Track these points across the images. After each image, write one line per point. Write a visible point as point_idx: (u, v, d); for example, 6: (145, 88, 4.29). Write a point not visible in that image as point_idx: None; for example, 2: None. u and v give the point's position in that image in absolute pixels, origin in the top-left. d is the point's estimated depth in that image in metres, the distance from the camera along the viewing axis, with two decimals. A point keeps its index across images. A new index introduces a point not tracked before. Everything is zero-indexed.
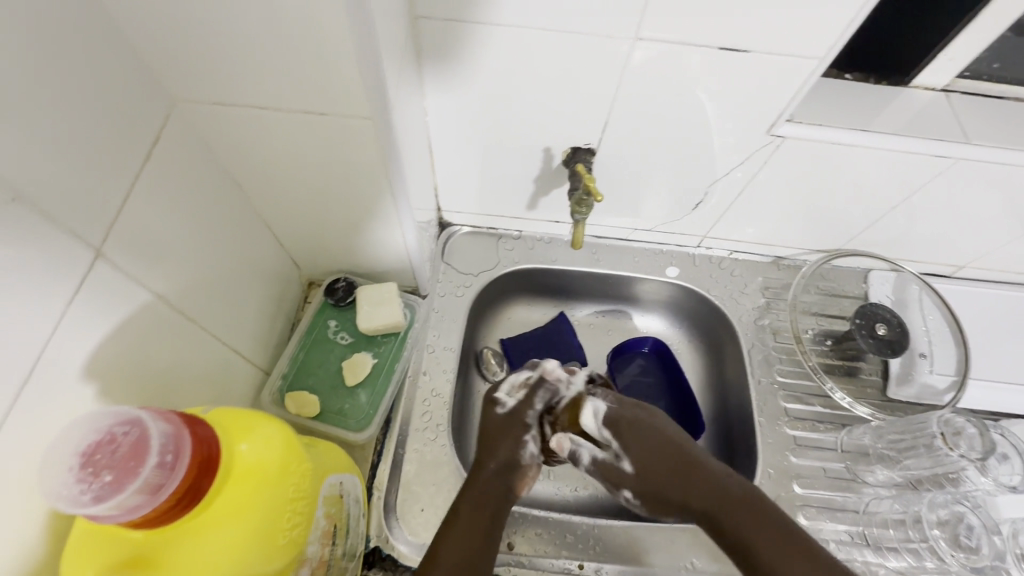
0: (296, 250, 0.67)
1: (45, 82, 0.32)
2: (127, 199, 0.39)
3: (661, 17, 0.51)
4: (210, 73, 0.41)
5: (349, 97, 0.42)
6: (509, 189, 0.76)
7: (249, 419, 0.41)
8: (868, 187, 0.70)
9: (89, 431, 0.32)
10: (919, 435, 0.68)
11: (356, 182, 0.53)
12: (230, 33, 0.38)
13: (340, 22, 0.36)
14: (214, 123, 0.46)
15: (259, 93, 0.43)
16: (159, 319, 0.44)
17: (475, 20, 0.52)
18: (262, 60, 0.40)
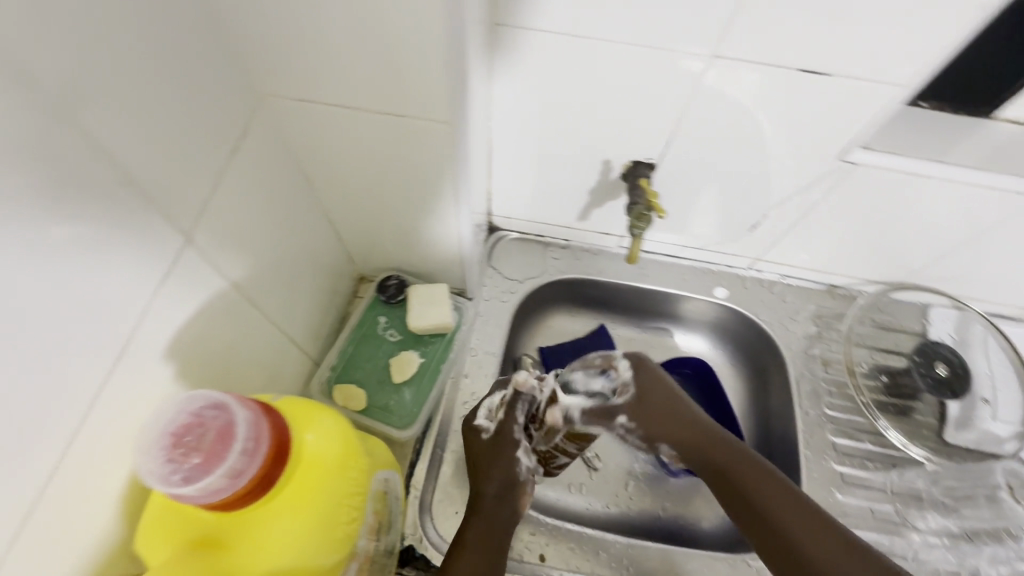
0: (352, 244, 0.68)
1: (156, 75, 0.34)
2: (214, 191, 0.41)
3: (744, 37, 0.50)
4: (300, 71, 0.42)
5: (430, 103, 0.43)
6: (563, 198, 0.76)
7: (311, 411, 0.43)
8: (939, 221, 0.68)
9: (180, 412, 0.35)
10: (980, 487, 0.70)
11: (423, 184, 0.54)
12: (327, 37, 0.39)
13: (435, 31, 0.37)
14: (296, 120, 0.48)
15: (344, 95, 0.44)
16: (230, 305, 0.46)
17: (552, 29, 0.53)
18: (352, 63, 0.41)
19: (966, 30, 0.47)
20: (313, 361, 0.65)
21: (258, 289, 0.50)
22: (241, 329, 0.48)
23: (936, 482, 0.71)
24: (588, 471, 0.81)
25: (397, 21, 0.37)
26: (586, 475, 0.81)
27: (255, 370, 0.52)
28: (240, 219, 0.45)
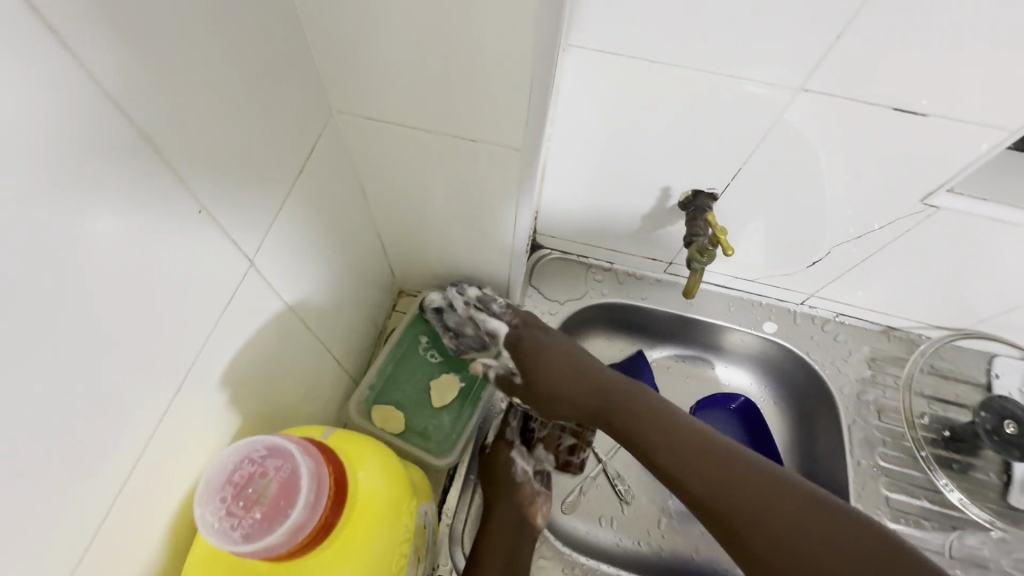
0: (396, 258, 0.67)
1: (232, 97, 0.33)
2: (277, 215, 0.40)
3: (834, 70, 0.47)
4: (370, 90, 0.41)
5: (504, 130, 0.41)
6: (613, 221, 0.73)
7: (360, 450, 0.47)
8: (1019, 272, 0.63)
9: (250, 465, 0.39)
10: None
11: (481, 207, 0.52)
12: (406, 59, 0.37)
13: (520, 61, 0.35)
14: (361, 137, 0.46)
15: (414, 118, 0.42)
16: (278, 325, 0.44)
17: (628, 53, 0.50)
18: (422, 85, 0.39)
19: None
20: (351, 377, 0.64)
21: (306, 307, 0.49)
22: (284, 349, 0.47)
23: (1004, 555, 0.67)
24: (619, 504, 0.78)
25: (485, 50, 0.35)
26: (618, 509, 0.78)
27: (297, 388, 0.51)
28: (297, 238, 0.44)
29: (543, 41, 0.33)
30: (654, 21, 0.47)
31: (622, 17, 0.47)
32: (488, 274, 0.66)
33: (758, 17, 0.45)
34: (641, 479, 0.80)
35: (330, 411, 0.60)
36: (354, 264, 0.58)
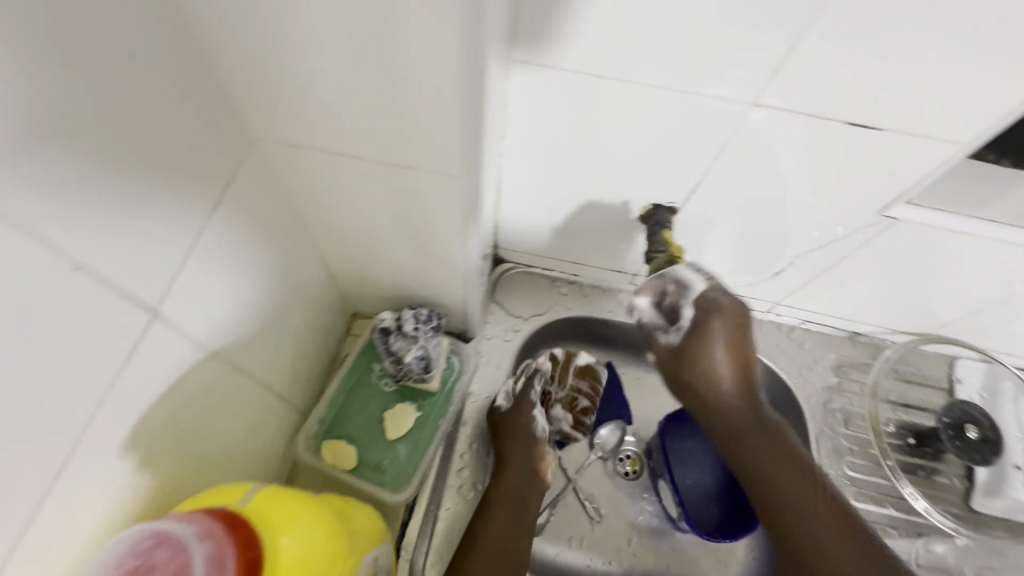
0: (347, 282, 0.63)
1: (132, 144, 0.29)
2: (194, 257, 0.37)
3: (789, 86, 0.45)
4: (292, 116, 0.38)
5: (440, 158, 0.38)
6: (575, 235, 0.71)
7: (291, 509, 0.42)
8: (976, 279, 0.64)
9: (132, 558, 0.34)
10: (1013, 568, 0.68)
11: (428, 230, 0.49)
12: (328, 88, 0.34)
13: (449, 90, 0.32)
14: (291, 165, 0.43)
15: (345, 147, 0.39)
16: (208, 370, 0.41)
17: (577, 69, 0.48)
18: (348, 111, 0.36)
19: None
20: (301, 410, 0.60)
21: (239, 346, 0.45)
22: (217, 394, 0.43)
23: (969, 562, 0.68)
24: (589, 522, 0.76)
25: (412, 81, 0.32)
26: (588, 527, 0.76)
27: (234, 432, 0.48)
28: (222, 276, 0.40)
29: (472, 70, 0.31)
30: (601, 37, 0.45)
31: (567, 32, 0.45)
32: (444, 295, 0.63)
33: (707, 34, 0.43)
34: (611, 495, 0.78)
35: (277, 448, 0.56)
36: (297, 293, 0.54)
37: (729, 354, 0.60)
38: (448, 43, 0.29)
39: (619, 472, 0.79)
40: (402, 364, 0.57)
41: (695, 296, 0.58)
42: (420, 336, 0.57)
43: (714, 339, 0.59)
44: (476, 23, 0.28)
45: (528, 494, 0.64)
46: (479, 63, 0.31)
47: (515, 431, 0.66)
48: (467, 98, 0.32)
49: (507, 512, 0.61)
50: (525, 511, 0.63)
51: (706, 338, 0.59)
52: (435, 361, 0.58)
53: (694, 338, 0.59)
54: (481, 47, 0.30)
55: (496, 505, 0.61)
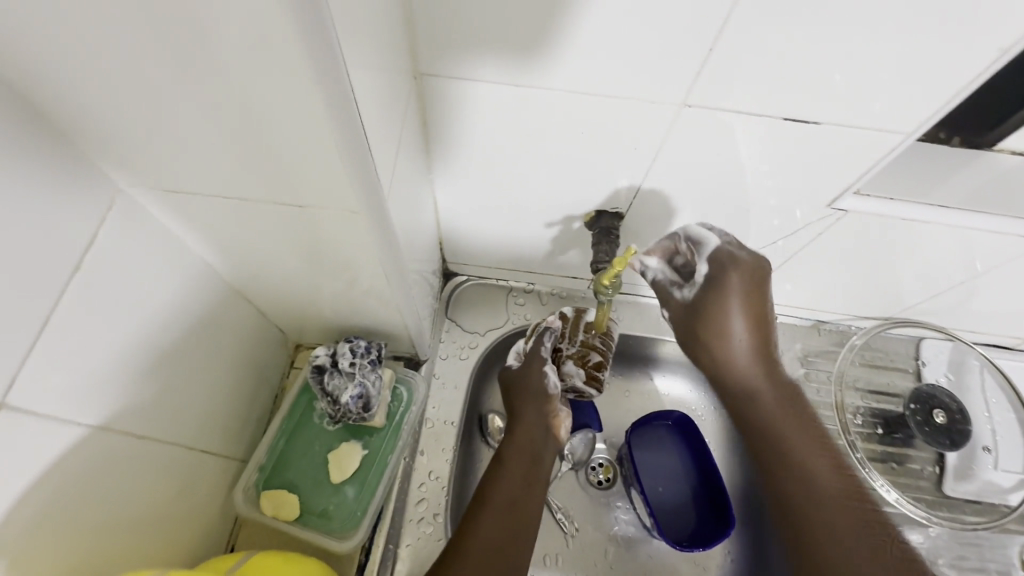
0: (277, 315, 0.60)
1: None
2: (46, 326, 0.33)
3: (713, 83, 0.43)
4: (157, 159, 0.34)
5: (330, 193, 0.34)
6: (522, 244, 0.68)
7: None
8: (933, 262, 0.62)
9: None
10: (989, 561, 0.67)
11: (345, 261, 0.45)
12: (187, 132, 0.31)
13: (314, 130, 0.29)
14: (167, 209, 0.40)
15: (221, 189, 0.36)
16: (92, 441, 0.38)
17: (489, 79, 0.45)
18: (214, 151, 0.33)
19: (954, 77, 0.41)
20: (239, 458, 0.57)
21: (137, 408, 0.42)
22: (113, 464, 0.40)
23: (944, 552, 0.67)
24: (564, 538, 0.74)
25: (274, 118, 0.29)
26: (563, 543, 0.73)
27: (153, 496, 0.45)
28: (94, 339, 0.37)
29: (334, 102, 0.27)
30: (507, 45, 0.41)
31: (469, 40, 0.41)
32: (384, 323, 0.60)
33: (616, 36, 0.40)
34: (585, 507, 0.75)
35: (215, 501, 0.53)
36: (215, 337, 0.51)
37: (744, 313, 0.51)
38: (298, 76, 0.26)
39: (592, 482, 0.77)
40: (339, 405, 0.54)
41: (710, 250, 0.52)
42: (358, 373, 0.54)
43: (729, 295, 0.51)
44: (324, 52, 0.25)
45: (541, 448, 0.62)
46: (344, 94, 0.28)
47: (527, 391, 0.64)
48: (338, 135, 0.29)
49: (520, 470, 0.59)
50: (539, 468, 0.61)
51: (719, 293, 0.52)
52: (376, 397, 0.55)
53: (707, 294, 0.52)
54: (342, 75, 0.27)
55: (510, 461, 0.59)
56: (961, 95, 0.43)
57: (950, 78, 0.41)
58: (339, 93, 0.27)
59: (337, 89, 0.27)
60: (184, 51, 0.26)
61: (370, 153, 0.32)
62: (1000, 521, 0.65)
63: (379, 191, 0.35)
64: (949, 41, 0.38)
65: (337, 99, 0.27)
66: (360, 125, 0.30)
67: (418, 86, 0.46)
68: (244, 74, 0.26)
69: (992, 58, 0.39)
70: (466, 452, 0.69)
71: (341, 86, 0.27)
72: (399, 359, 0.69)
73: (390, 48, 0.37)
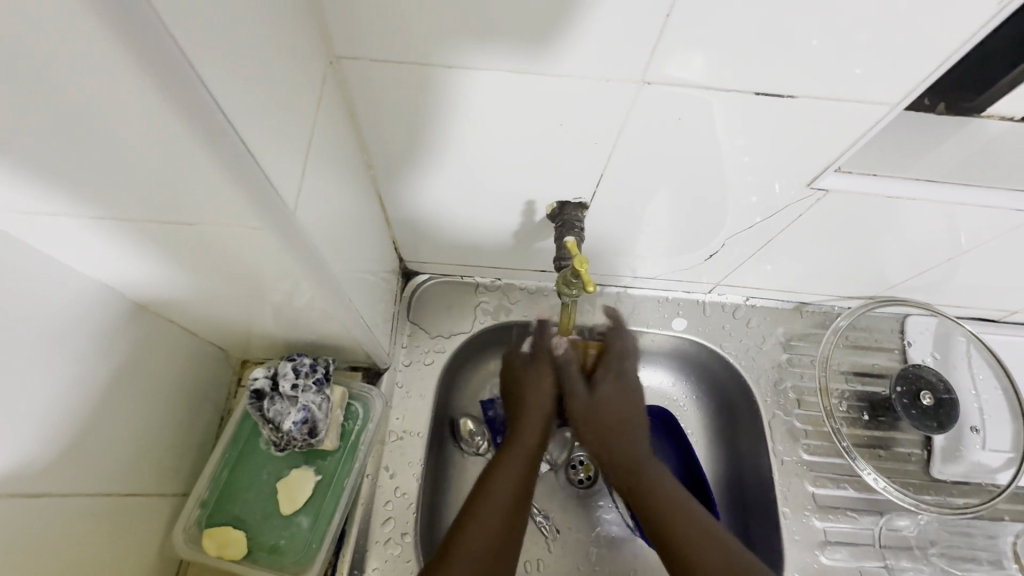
0: (211, 334, 0.55)
1: None
2: None
3: (663, 53, 0.39)
4: (7, 181, 0.30)
5: (213, 197, 0.30)
6: (480, 237, 0.63)
7: None
8: (919, 240, 0.58)
9: None
10: (979, 549, 0.66)
11: (264, 274, 0.40)
12: (22, 147, 0.27)
13: (166, 119, 0.25)
14: (37, 233, 0.35)
15: (93, 207, 0.32)
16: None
17: (414, 60, 0.41)
18: (69, 167, 0.28)
19: (922, 42, 0.37)
20: (171, 492, 0.54)
21: (29, 451, 0.38)
22: (4, 521, 0.36)
23: (934, 539, 0.66)
24: (545, 542, 0.70)
25: (114, 117, 0.25)
26: (544, 548, 0.69)
27: (70, 542, 0.42)
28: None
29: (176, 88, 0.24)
30: (427, 21, 0.37)
31: (382, 17, 0.37)
32: (330, 337, 0.55)
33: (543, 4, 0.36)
34: (565, 509, 0.72)
35: (153, 536, 0.51)
36: (131, 363, 0.47)
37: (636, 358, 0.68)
38: (120, 65, 0.22)
39: (572, 481, 0.73)
40: (282, 431, 0.53)
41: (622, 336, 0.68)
42: (300, 396, 0.53)
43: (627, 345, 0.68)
44: (147, 34, 0.22)
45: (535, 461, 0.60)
46: (191, 85, 0.24)
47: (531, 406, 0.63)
48: (192, 128, 0.26)
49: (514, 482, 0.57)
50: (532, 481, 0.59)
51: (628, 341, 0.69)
52: (323, 421, 0.54)
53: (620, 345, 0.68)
54: (182, 62, 0.23)
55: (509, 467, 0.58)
56: (954, 59, 0.38)
57: (934, 34, 0.36)
58: (179, 79, 0.24)
59: (176, 72, 0.23)
60: None
61: (246, 150, 0.29)
62: (987, 504, 0.63)
63: (270, 194, 0.31)
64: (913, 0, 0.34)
65: (177, 84, 0.24)
66: (223, 118, 0.26)
67: (337, 71, 0.42)
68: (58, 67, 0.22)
69: (987, 18, 0.35)
70: (441, 465, 0.65)
71: (182, 71, 0.23)
72: (357, 370, 0.64)
73: (279, 30, 0.32)
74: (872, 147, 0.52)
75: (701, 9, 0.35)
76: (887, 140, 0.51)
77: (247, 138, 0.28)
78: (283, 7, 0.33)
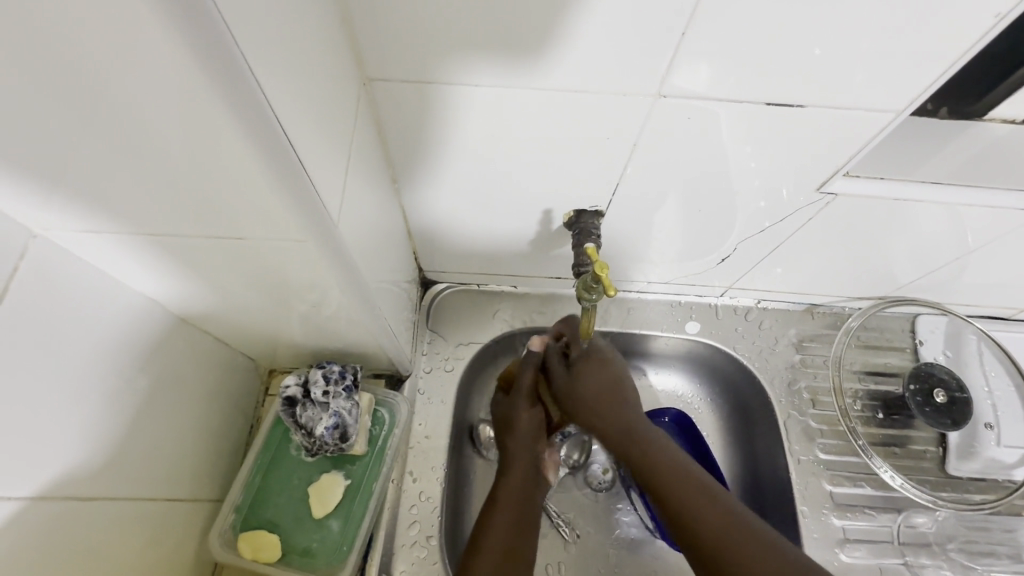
0: (242, 343, 0.57)
1: None
2: None
3: (679, 67, 0.41)
4: (73, 200, 0.32)
5: (261, 211, 0.33)
6: (498, 246, 0.65)
7: None
8: (929, 239, 0.59)
9: None
10: (998, 544, 0.66)
11: (300, 285, 0.42)
12: (93, 170, 0.29)
13: (231, 141, 0.27)
14: (94, 250, 0.38)
15: (151, 224, 0.34)
16: (33, 498, 0.36)
17: (442, 80, 0.43)
18: (133, 188, 0.31)
19: (926, 51, 0.39)
20: (206, 497, 0.55)
21: (82, 455, 0.40)
22: (61, 521, 0.38)
23: (952, 535, 0.66)
24: (565, 544, 0.71)
25: (181, 143, 0.27)
26: (564, 551, 0.70)
27: (117, 540, 0.43)
28: (24, 386, 0.35)
29: (241, 114, 0.26)
30: (456, 42, 0.40)
31: (414, 42, 0.40)
32: (357, 345, 0.57)
33: (565, 24, 0.38)
34: (584, 511, 0.73)
35: (189, 541, 0.53)
36: (172, 372, 0.49)
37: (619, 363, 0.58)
38: (194, 87, 0.24)
39: (590, 483, 0.74)
40: (314, 436, 0.55)
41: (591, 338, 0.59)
42: (330, 402, 0.55)
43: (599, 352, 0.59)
44: (224, 59, 0.24)
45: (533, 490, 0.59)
46: (256, 105, 0.26)
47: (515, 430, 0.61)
48: (254, 142, 0.28)
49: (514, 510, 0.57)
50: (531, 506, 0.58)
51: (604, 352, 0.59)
52: (352, 426, 0.56)
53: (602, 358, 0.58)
54: (250, 82, 0.25)
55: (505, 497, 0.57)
56: (956, 67, 0.40)
57: (937, 42, 0.38)
58: (246, 102, 0.26)
59: (245, 98, 0.26)
60: (61, 74, 0.23)
61: (298, 162, 0.31)
62: (1004, 498, 0.64)
63: (315, 208, 0.33)
64: (914, 15, 0.36)
65: (245, 105, 0.26)
66: (281, 132, 0.28)
67: (368, 91, 0.44)
68: (138, 97, 0.25)
69: (988, 26, 0.37)
70: (462, 470, 0.67)
71: (250, 93, 0.26)
72: (380, 377, 0.66)
73: (321, 57, 0.34)
74: (879, 153, 0.53)
75: (717, 20, 0.37)
76: (892, 146, 0.53)
77: (298, 152, 0.30)
78: (325, 35, 0.35)
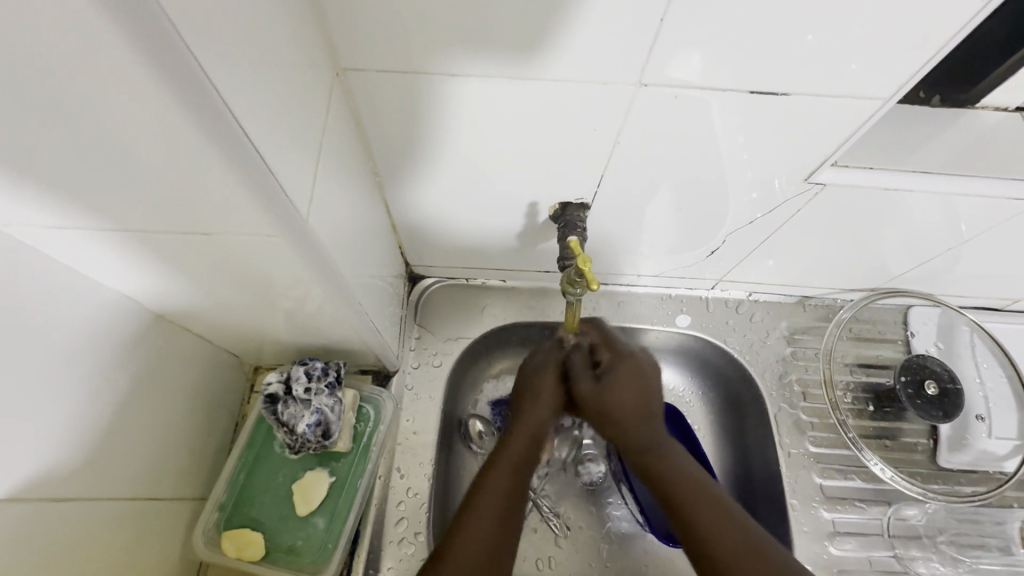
0: (223, 341, 0.56)
1: None
2: None
3: (661, 57, 0.40)
4: (32, 197, 0.31)
5: (226, 206, 0.32)
6: (485, 240, 0.64)
7: None
8: (919, 230, 0.59)
9: None
10: (988, 536, 0.66)
11: (276, 281, 0.42)
12: (47, 166, 0.28)
13: (189, 135, 0.26)
14: (61, 249, 0.37)
15: (116, 221, 0.34)
16: (4, 499, 0.35)
17: (419, 70, 0.42)
18: (93, 185, 0.30)
19: (913, 36, 0.38)
20: (190, 496, 0.55)
21: (55, 456, 0.39)
22: (36, 523, 0.38)
23: (942, 528, 0.66)
24: (555, 539, 0.70)
25: (136, 138, 0.27)
26: (554, 546, 0.70)
27: (95, 542, 0.43)
28: None
29: (197, 107, 0.25)
30: (432, 35, 0.39)
31: (388, 32, 0.39)
32: (341, 341, 0.56)
33: (541, 12, 0.37)
34: (574, 507, 0.73)
35: (172, 540, 0.52)
36: (151, 370, 0.48)
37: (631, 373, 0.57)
38: (145, 82, 0.23)
39: (579, 478, 0.74)
40: (297, 434, 0.54)
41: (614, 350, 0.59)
42: (313, 399, 0.54)
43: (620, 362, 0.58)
44: (172, 52, 0.23)
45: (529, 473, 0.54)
46: (213, 99, 0.25)
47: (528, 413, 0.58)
48: (211, 136, 0.27)
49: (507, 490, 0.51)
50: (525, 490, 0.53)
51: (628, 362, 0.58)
52: (335, 423, 0.56)
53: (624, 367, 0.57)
54: (204, 76, 0.25)
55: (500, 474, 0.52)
56: (943, 54, 0.39)
57: (922, 29, 0.37)
58: (203, 96, 0.25)
59: (201, 91, 0.25)
60: (2, 70, 0.22)
61: (262, 158, 0.30)
62: (995, 491, 0.63)
63: (284, 203, 0.33)
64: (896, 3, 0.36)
65: (200, 98, 0.25)
66: (240, 126, 0.28)
67: (343, 82, 0.43)
68: (85, 92, 0.24)
69: (975, 11, 0.36)
70: (451, 466, 0.66)
71: (205, 86, 0.25)
72: (366, 373, 0.66)
73: (288, 46, 0.33)
74: (868, 143, 0.53)
75: (699, 7, 0.36)
76: (880, 136, 0.53)
77: (261, 146, 0.30)
78: (292, 23, 0.34)
